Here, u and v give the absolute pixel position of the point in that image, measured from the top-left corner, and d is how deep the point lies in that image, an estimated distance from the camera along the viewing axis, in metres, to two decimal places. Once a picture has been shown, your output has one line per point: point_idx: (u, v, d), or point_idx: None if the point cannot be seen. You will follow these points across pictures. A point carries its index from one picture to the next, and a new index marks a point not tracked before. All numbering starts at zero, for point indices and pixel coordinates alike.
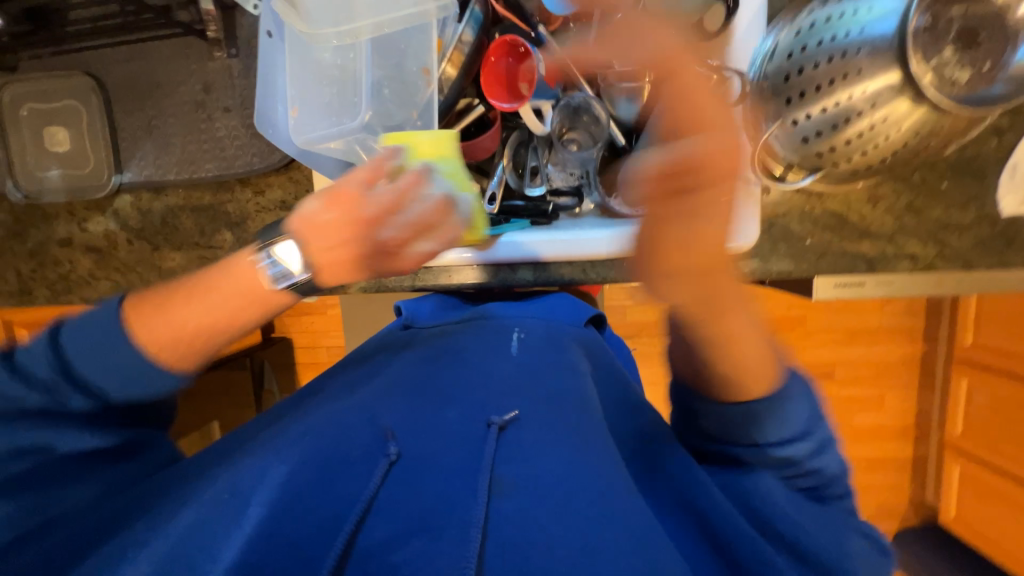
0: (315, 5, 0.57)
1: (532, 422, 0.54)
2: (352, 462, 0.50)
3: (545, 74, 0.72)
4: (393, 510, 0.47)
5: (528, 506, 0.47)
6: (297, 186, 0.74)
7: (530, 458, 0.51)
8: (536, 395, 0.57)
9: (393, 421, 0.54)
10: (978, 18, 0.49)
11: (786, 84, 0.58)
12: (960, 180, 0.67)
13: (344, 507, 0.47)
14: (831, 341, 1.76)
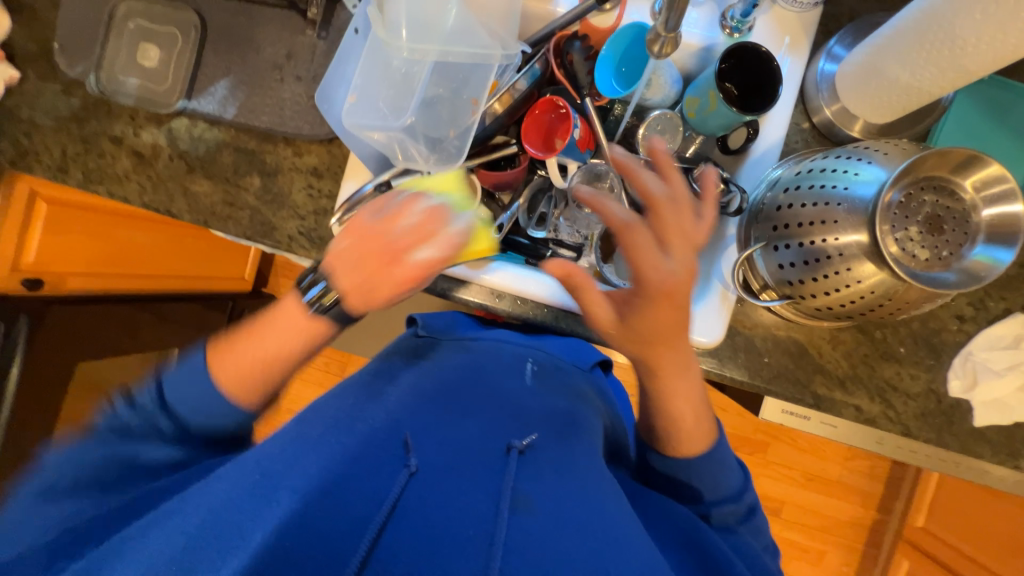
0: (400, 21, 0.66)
1: (547, 454, 0.55)
2: (378, 461, 0.49)
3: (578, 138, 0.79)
4: (420, 513, 0.46)
5: (550, 524, 0.47)
6: (332, 159, 0.81)
7: (548, 485, 0.51)
8: (550, 426, 0.58)
9: (414, 428, 0.53)
10: (949, 210, 0.55)
11: (776, 214, 0.65)
12: (916, 350, 0.72)
13: (370, 508, 0.45)
14: (788, 478, 1.75)
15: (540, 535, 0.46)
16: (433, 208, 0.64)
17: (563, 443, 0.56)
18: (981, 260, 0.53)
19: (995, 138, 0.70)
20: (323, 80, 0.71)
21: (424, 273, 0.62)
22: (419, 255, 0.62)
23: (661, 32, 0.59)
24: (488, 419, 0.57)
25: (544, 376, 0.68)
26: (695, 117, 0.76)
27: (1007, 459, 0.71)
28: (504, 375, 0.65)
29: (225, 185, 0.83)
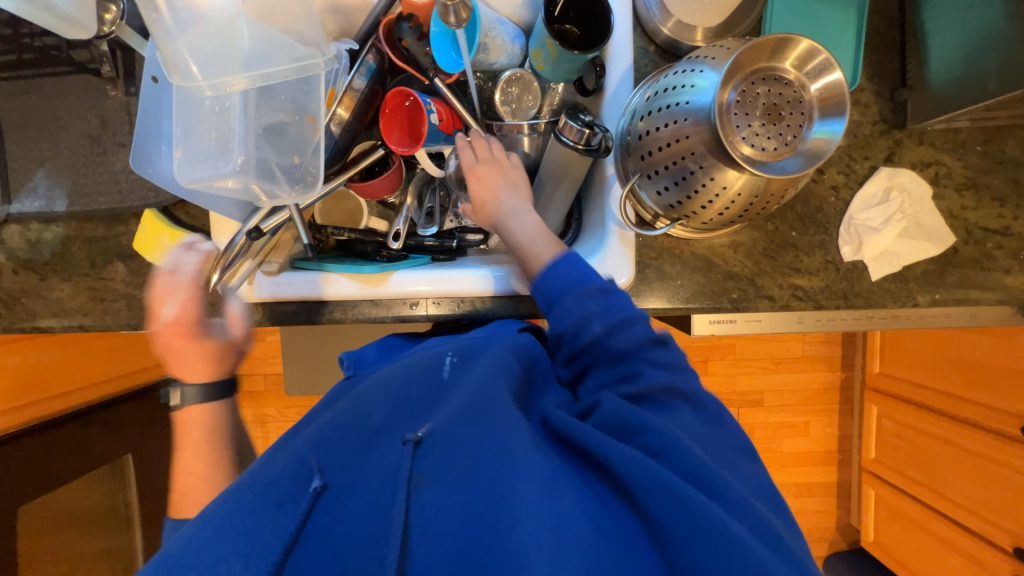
0: (190, 58, 0.60)
1: (454, 427, 0.52)
2: (277, 497, 0.45)
3: (439, 122, 0.76)
4: (321, 539, 0.43)
5: (452, 495, 0.47)
6: (193, 220, 0.75)
7: (456, 461, 0.49)
8: (463, 405, 0.55)
9: (323, 454, 0.50)
10: (783, 96, 0.56)
11: (641, 143, 0.65)
12: (806, 230, 0.76)
13: (259, 551, 0.41)
14: (759, 368, 1.86)
15: (445, 517, 0.45)
16: (161, 279, 0.72)
17: (476, 416, 0.53)
18: (819, 137, 0.56)
19: (819, 8, 0.72)
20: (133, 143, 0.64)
21: (182, 321, 0.71)
22: (169, 311, 0.72)
23: (447, 3, 0.58)
24: (393, 418, 0.55)
25: (463, 365, 0.64)
26: (545, 67, 0.75)
27: (907, 302, 0.76)
28: (415, 375, 0.62)
29: (88, 282, 0.76)
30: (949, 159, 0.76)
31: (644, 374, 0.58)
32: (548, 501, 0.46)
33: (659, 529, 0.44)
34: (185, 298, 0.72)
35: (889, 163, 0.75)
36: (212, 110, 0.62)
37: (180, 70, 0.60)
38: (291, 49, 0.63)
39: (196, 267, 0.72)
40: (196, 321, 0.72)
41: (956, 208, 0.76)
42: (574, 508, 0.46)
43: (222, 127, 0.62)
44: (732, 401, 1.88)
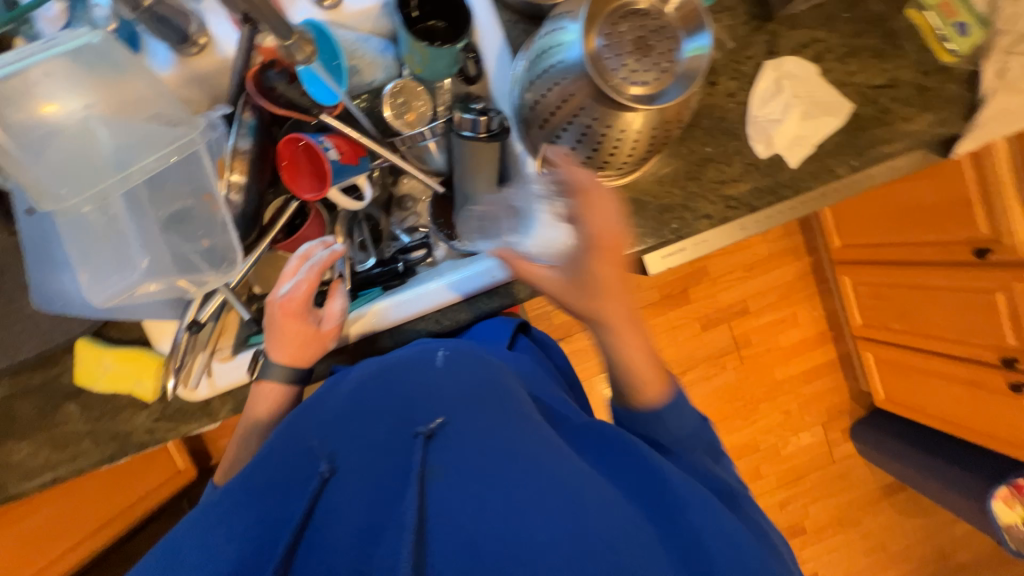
0: (50, 180, 0.56)
1: (462, 426, 0.59)
2: (293, 482, 0.55)
3: (337, 157, 0.75)
4: (331, 524, 0.51)
5: (458, 484, 0.53)
6: (128, 334, 0.72)
7: (464, 454, 0.55)
8: (463, 398, 0.62)
9: (333, 447, 0.58)
10: (647, 28, 0.57)
11: (534, 112, 0.65)
12: (719, 142, 0.78)
13: (273, 529, 0.50)
14: (735, 280, 1.93)
15: (443, 504, 0.51)
16: (298, 259, 0.71)
17: (477, 412, 0.60)
18: (693, 54, 0.57)
19: None
20: (31, 281, 0.61)
21: (295, 300, 0.69)
22: (286, 287, 0.69)
23: (287, 43, 0.54)
24: (402, 417, 0.61)
25: (457, 355, 0.67)
26: (424, 71, 0.74)
27: (830, 177, 0.79)
28: (413, 369, 0.66)
29: (46, 433, 0.72)
30: (824, 35, 0.79)
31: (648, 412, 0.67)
32: (556, 490, 0.51)
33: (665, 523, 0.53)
34: (307, 278, 0.69)
35: (771, 56, 0.78)
36: (103, 223, 0.60)
37: (44, 193, 0.56)
38: (161, 134, 0.60)
39: (322, 263, 0.70)
40: (307, 305, 0.69)
41: (844, 77, 0.79)
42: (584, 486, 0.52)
43: (121, 236, 0.60)
44: (721, 318, 1.94)
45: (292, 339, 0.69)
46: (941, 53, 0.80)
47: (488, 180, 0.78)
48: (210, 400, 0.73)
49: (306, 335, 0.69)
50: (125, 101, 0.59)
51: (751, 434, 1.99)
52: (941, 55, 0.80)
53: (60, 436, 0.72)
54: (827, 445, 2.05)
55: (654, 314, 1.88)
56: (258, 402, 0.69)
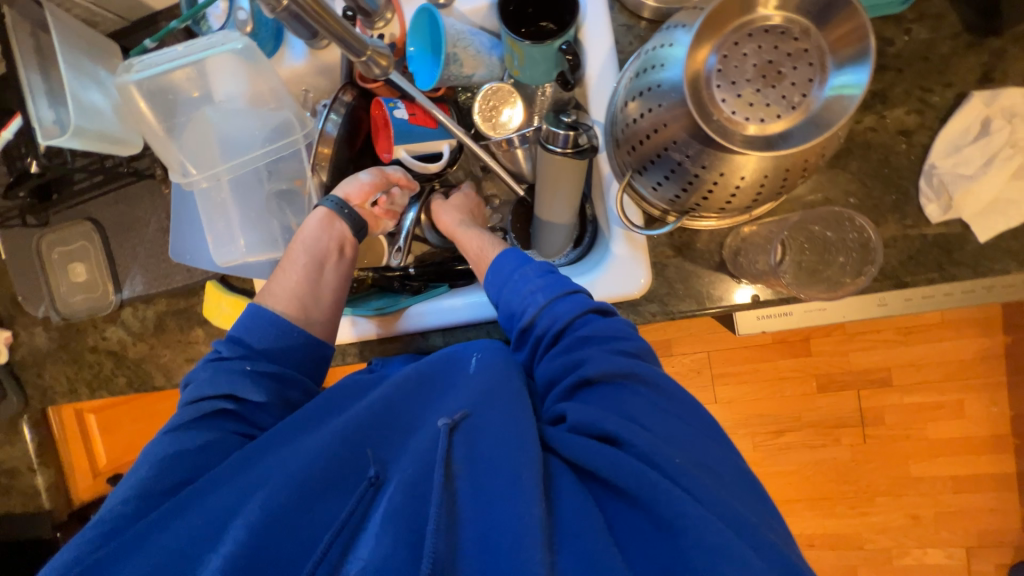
0: (183, 158, 0.68)
1: (486, 423, 0.53)
2: (334, 481, 0.52)
3: (406, 116, 0.74)
4: (370, 527, 0.49)
5: (486, 494, 0.49)
6: (244, 284, 0.86)
7: (485, 454, 0.51)
8: (490, 393, 0.55)
9: (377, 452, 0.55)
10: (781, 51, 0.45)
11: (629, 132, 0.57)
12: (870, 191, 0.60)
13: (320, 527, 0.50)
14: (881, 342, 1.56)
15: (473, 523, 0.48)
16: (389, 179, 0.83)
17: (499, 415, 0.53)
18: (836, 95, 0.44)
19: None
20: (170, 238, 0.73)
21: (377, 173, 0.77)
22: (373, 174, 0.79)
23: (361, 59, 0.57)
24: (427, 420, 0.56)
25: (493, 360, 0.59)
26: (524, 74, 0.69)
27: None
28: (445, 370, 0.61)
29: (181, 346, 0.92)
30: None
31: (591, 360, 0.54)
32: (571, 525, 0.46)
33: (652, 512, 0.44)
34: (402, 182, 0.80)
35: (985, 84, 0.57)
36: (210, 198, 0.71)
37: (177, 168, 0.68)
38: (271, 130, 0.70)
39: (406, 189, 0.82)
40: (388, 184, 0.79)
41: None
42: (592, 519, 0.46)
43: (225, 211, 0.70)
44: (849, 382, 1.60)
45: (351, 191, 0.74)
46: None
47: (567, 198, 0.71)
48: None
49: (364, 187, 0.75)
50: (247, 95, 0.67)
51: (856, 527, 1.64)
52: None
53: (190, 351, 0.91)
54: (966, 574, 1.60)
55: (758, 357, 1.62)
56: (271, 287, 0.70)
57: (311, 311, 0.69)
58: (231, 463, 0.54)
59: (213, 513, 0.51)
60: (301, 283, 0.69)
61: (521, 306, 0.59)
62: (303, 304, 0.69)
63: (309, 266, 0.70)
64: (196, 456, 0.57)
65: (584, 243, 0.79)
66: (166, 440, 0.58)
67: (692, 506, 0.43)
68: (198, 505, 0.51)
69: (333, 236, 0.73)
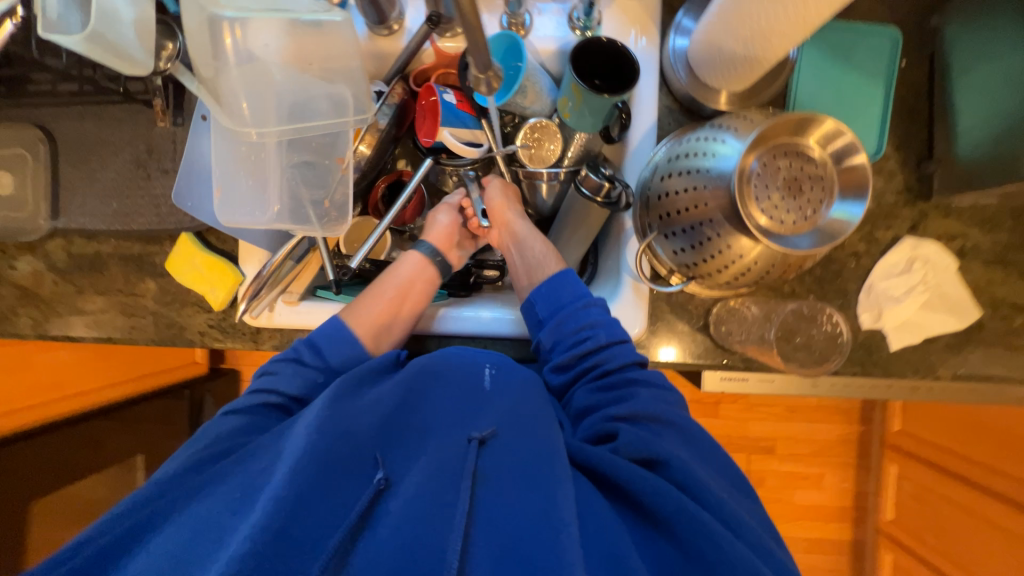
0: (227, 95, 0.61)
1: (506, 439, 0.56)
2: (349, 472, 0.50)
3: (453, 101, 0.75)
4: (386, 525, 0.49)
5: (504, 503, 0.51)
6: (224, 245, 0.78)
7: (503, 467, 0.54)
8: (510, 413, 0.58)
9: (391, 451, 0.54)
10: (804, 171, 0.56)
11: (663, 202, 0.66)
12: (823, 293, 0.74)
13: (329, 525, 0.47)
14: (773, 415, 1.82)
15: (490, 520, 0.50)
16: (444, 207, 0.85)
17: (511, 424, 0.57)
18: (838, 217, 0.56)
19: (852, 80, 0.73)
20: (180, 174, 0.65)
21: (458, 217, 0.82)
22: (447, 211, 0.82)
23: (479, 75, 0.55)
24: (445, 425, 0.57)
25: (507, 378, 0.63)
26: (574, 117, 0.75)
27: (926, 376, 0.74)
28: (463, 379, 0.62)
29: (120, 297, 0.80)
30: (977, 234, 0.74)
31: (637, 398, 0.60)
32: (585, 527, 0.50)
33: (665, 524, 0.50)
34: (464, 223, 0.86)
35: (913, 233, 0.74)
36: (254, 153, 0.65)
37: (218, 100, 0.61)
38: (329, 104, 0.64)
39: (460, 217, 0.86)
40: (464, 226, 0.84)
41: (982, 283, 0.74)
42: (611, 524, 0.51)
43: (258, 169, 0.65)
44: (743, 446, 1.83)
45: (440, 237, 0.78)
46: None
47: (583, 236, 0.81)
48: (263, 331, 0.78)
49: (448, 231, 0.80)
50: (330, 61, 0.62)
51: None
52: None
53: (130, 304, 0.79)
54: None
55: None
56: (357, 314, 0.70)
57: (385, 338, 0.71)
58: (243, 458, 0.54)
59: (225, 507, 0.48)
60: (387, 315, 0.71)
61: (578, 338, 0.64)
62: (384, 335, 0.70)
63: (395, 299, 0.72)
64: (213, 449, 0.55)
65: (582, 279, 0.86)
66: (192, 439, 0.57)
67: (698, 517, 0.49)
68: (208, 499, 0.49)
69: (425, 275, 0.76)
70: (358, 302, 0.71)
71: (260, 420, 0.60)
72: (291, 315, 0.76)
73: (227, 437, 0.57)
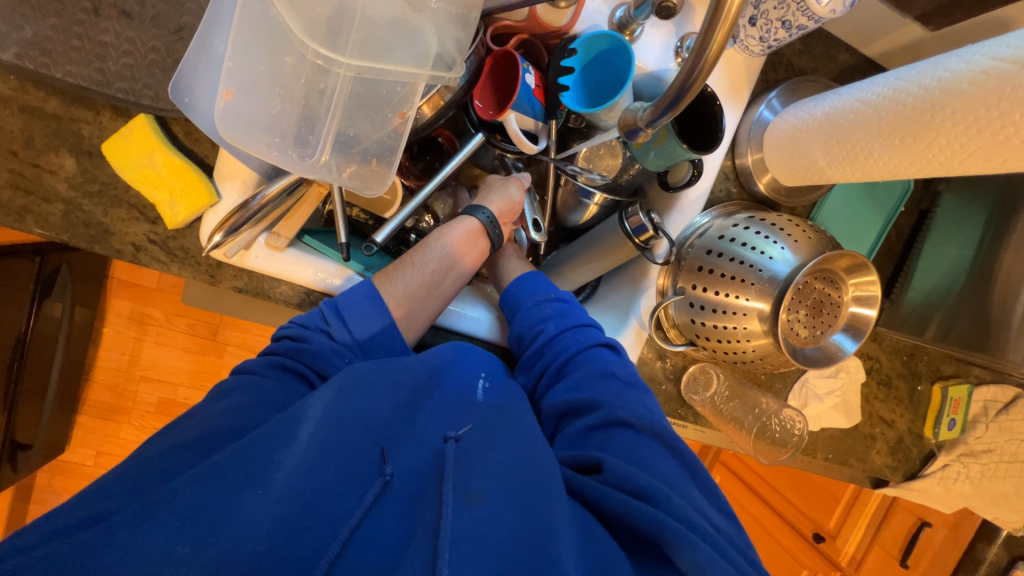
0: None
1: (501, 440, 0.53)
2: (349, 470, 0.45)
3: (531, 85, 0.66)
4: (387, 526, 0.44)
5: (507, 499, 0.47)
6: (194, 146, 0.60)
7: (501, 464, 0.50)
8: (503, 423, 0.56)
9: (389, 445, 0.48)
10: (830, 299, 0.63)
11: (701, 274, 0.69)
12: (770, 377, 0.86)
13: (335, 528, 0.41)
14: None
15: (496, 526, 0.44)
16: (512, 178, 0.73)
17: (500, 432, 0.54)
18: (834, 344, 0.65)
19: (864, 208, 0.82)
20: (182, 59, 0.48)
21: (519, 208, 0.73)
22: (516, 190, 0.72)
23: (637, 123, 0.55)
24: (440, 422, 0.54)
25: (500, 393, 0.61)
26: (641, 149, 0.69)
27: (808, 455, 0.92)
28: (457, 379, 0.59)
29: (13, 163, 0.57)
30: (880, 358, 0.93)
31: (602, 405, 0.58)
32: (588, 530, 0.48)
33: (647, 537, 0.46)
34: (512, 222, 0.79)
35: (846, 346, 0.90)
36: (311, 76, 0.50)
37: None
38: (414, 50, 0.53)
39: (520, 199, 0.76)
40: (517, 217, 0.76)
41: (870, 395, 0.94)
42: (602, 541, 0.47)
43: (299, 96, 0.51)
44: None
45: (504, 211, 0.70)
46: (930, 427, 0.97)
47: (601, 266, 0.80)
48: (226, 266, 0.63)
49: (513, 209, 0.71)
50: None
51: None
52: (928, 429, 0.97)
53: (28, 177, 0.58)
54: None
55: None
56: (398, 279, 0.62)
57: (418, 311, 0.62)
58: (230, 450, 0.42)
59: (212, 499, 0.39)
60: (424, 285, 0.62)
61: (532, 330, 0.67)
62: (418, 306, 0.62)
63: (438, 271, 0.63)
64: (189, 440, 0.44)
65: (579, 298, 0.88)
66: (184, 419, 0.47)
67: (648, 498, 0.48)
68: (193, 489, 0.39)
69: (474, 250, 0.67)
70: (407, 267, 0.63)
71: (258, 392, 0.50)
72: (270, 260, 0.63)
73: (214, 422, 0.46)
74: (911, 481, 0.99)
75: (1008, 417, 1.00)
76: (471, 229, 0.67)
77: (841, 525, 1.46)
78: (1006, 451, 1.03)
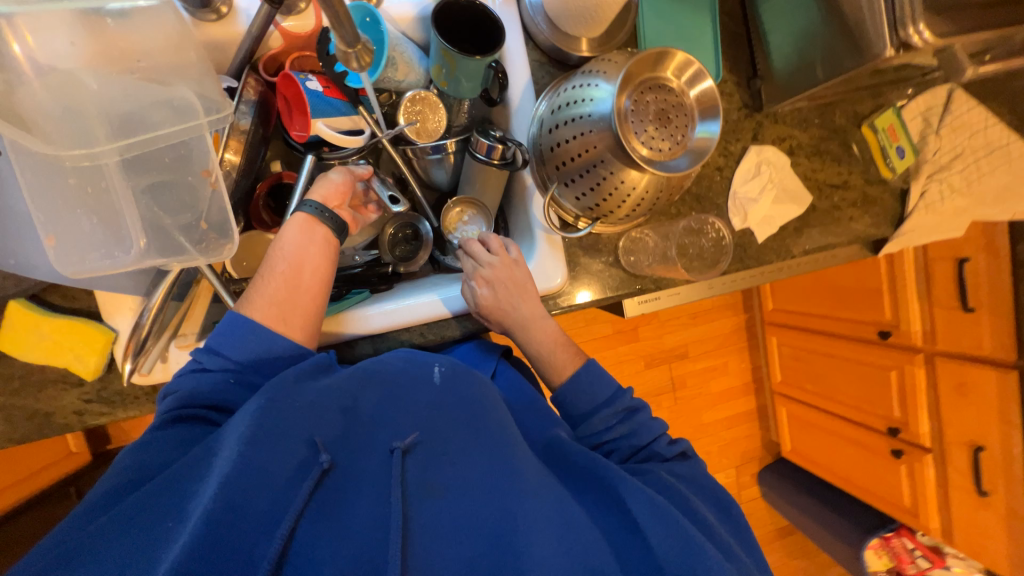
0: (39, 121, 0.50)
1: (459, 440, 0.57)
2: (285, 471, 0.48)
3: (320, 89, 0.69)
4: (329, 526, 0.47)
5: (457, 497, 0.52)
6: (74, 303, 0.65)
7: (456, 464, 0.55)
8: (461, 416, 0.59)
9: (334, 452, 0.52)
10: (669, 102, 0.63)
11: (557, 152, 0.69)
12: (701, 209, 0.86)
13: (273, 528, 0.45)
14: (679, 325, 1.86)
15: (454, 517, 0.51)
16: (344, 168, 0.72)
17: (460, 428, 0.58)
18: (702, 137, 0.64)
19: (683, 13, 0.81)
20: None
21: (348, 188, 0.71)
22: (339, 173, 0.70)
23: (347, 50, 0.48)
24: (390, 423, 0.56)
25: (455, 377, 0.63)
26: (451, 84, 0.71)
27: (785, 257, 0.90)
28: (406, 377, 0.61)
29: None
30: (798, 133, 0.91)
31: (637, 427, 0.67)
32: (551, 514, 0.53)
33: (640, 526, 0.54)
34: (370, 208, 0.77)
35: (755, 142, 0.88)
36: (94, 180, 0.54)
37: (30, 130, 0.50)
38: (173, 112, 0.56)
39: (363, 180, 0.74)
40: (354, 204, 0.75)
41: (808, 172, 0.91)
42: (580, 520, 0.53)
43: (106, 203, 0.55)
44: (660, 360, 1.85)
45: (328, 195, 0.67)
46: (883, 167, 0.95)
47: (491, 201, 0.80)
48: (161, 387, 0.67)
49: (338, 188, 0.68)
50: (162, 50, 0.56)
51: None
52: (883, 169, 0.95)
53: None
54: (737, 487, 2.00)
55: (604, 347, 1.77)
56: (257, 298, 0.59)
57: (290, 314, 0.59)
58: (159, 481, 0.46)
59: (156, 513, 0.44)
60: (281, 290, 0.60)
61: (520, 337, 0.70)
62: (285, 312, 0.59)
63: (289, 271, 0.60)
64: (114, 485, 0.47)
65: None
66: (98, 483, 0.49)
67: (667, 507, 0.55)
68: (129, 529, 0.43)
69: (318, 242, 0.63)
70: (259, 286, 0.60)
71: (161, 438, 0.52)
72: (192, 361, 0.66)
73: (132, 470, 0.49)
74: (901, 226, 0.95)
75: (954, 115, 0.95)
76: (305, 226, 0.63)
77: (897, 310, 1.43)
78: (974, 147, 0.97)
